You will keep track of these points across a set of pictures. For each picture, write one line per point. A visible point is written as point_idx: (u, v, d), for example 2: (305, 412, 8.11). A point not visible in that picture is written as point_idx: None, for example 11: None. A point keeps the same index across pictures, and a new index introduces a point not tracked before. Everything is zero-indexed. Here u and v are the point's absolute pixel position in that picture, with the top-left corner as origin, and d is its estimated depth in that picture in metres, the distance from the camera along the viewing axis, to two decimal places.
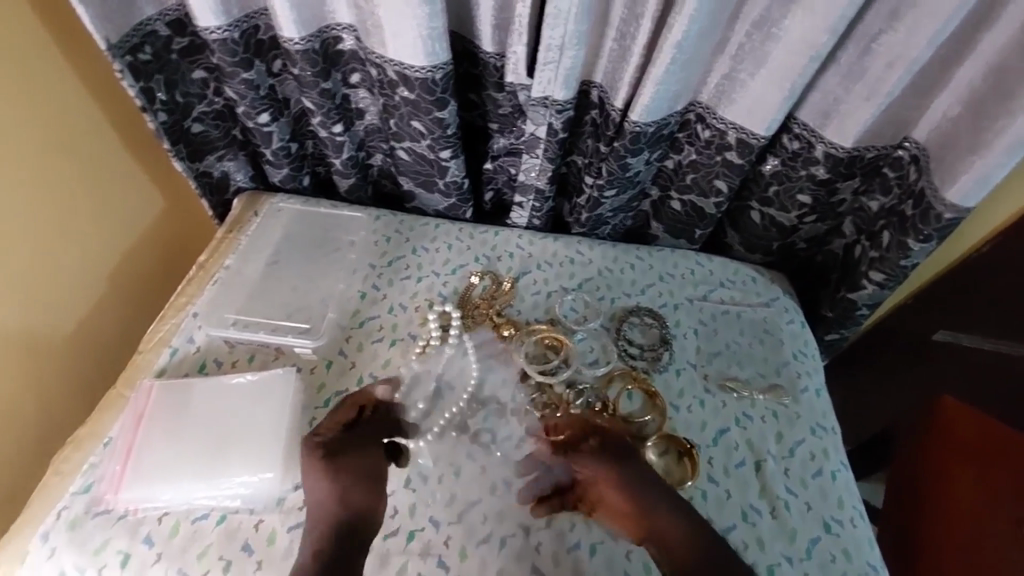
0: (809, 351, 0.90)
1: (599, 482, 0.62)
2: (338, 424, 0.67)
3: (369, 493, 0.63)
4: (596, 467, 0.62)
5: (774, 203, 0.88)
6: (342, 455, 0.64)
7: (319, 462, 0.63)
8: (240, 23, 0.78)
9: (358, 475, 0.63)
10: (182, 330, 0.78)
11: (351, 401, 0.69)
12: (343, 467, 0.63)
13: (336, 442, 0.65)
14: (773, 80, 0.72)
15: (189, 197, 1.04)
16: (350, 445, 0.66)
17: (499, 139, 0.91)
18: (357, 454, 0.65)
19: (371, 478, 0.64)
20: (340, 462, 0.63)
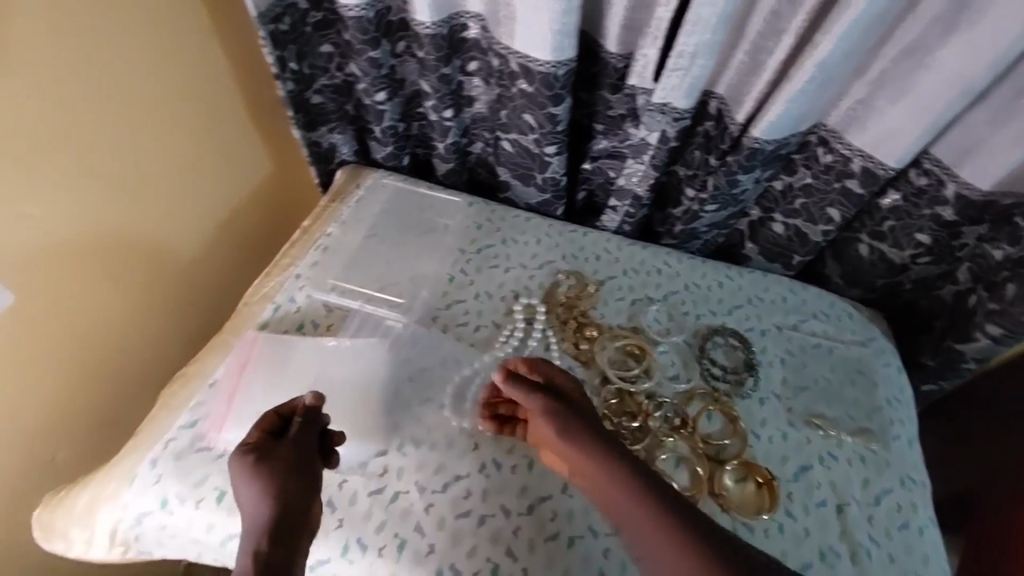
0: (903, 398, 0.85)
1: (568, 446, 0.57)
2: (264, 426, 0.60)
3: (301, 500, 0.56)
4: (564, 429, 0.58)
5: (887, 238, 0.84)
6: (265, 459, 0.57)
7: (242, 465, 0.56)
8: (376, 3, 0.80)
9: (285, 484, 0.55)
10: (285, 289, 0.82)
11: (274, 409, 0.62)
12: (268, 472, 0.56)
13: (259, 448, 0.58)
14: (916, 110, 0.68)
15: (296, 165, 1.09)
16: (277, 451, 0.58)
17: (602, 141, 0.90)
18: (282, 462, 0.57)
19: (299, 486, 0.56)
20: (264, 468, 0.56)
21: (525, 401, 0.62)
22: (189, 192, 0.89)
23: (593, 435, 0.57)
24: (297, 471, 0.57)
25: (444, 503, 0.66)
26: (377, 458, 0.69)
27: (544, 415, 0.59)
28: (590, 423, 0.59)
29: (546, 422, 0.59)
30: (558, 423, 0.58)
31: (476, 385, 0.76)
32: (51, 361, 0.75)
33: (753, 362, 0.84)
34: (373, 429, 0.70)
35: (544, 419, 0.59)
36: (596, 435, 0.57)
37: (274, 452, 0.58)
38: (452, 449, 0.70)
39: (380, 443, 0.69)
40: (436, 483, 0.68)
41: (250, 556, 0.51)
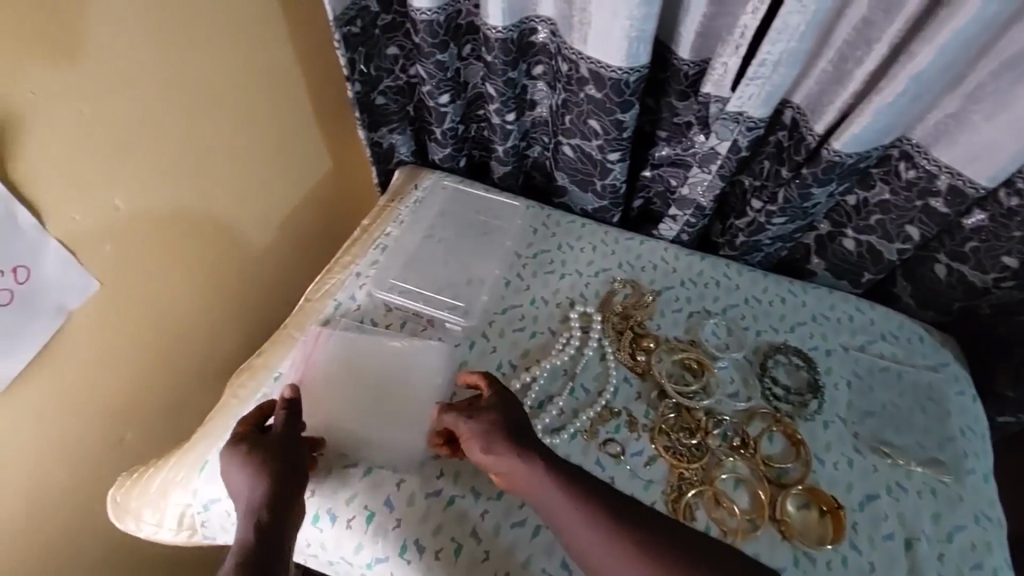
0: (979, 429, 0.81)
1: (512, 468, 0.58)
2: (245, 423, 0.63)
3: (292, 481, 0.58)
4: (506, 453, 0.58)
5: (968, 259, 0.79)
6: (251, 447, 0.59)
7: (232, 454, 0.58)
8: (447, 7, 0.81)
9: (272, 468, 0.58)
10: (346, 287, 0.83)
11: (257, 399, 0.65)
12: (254, 458, 0.58)
13: (245, 440, 0.60)
14: (1017, 126, 0.64)
15: (357, 162, 1.11)
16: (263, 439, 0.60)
17: (664, 148, 0.89)
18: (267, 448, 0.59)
19: (287, 467, 0.59)
20: (252, 455, 0.58)
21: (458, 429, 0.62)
22: (257, 185, 0.91)
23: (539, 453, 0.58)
24: (283, 455, 0.60)
25: (498, 510, 0.66)
26: (434, 460, 0.69)
27: (483, 439, 0.59)
28: (530, 440, 0.59)
29: (484, 446, 0.59)
30: (501, 446, 0.58)
31: (532, 391, 0.76)
32: (129, 343, 0.78)
33: (817, 383, 0.81)
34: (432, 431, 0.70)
35: (482, 443, 0.59)
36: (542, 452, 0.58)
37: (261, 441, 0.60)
38: None
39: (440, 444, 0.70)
40: (491, 490, 0.68)
41: (251, 529, 0.54)
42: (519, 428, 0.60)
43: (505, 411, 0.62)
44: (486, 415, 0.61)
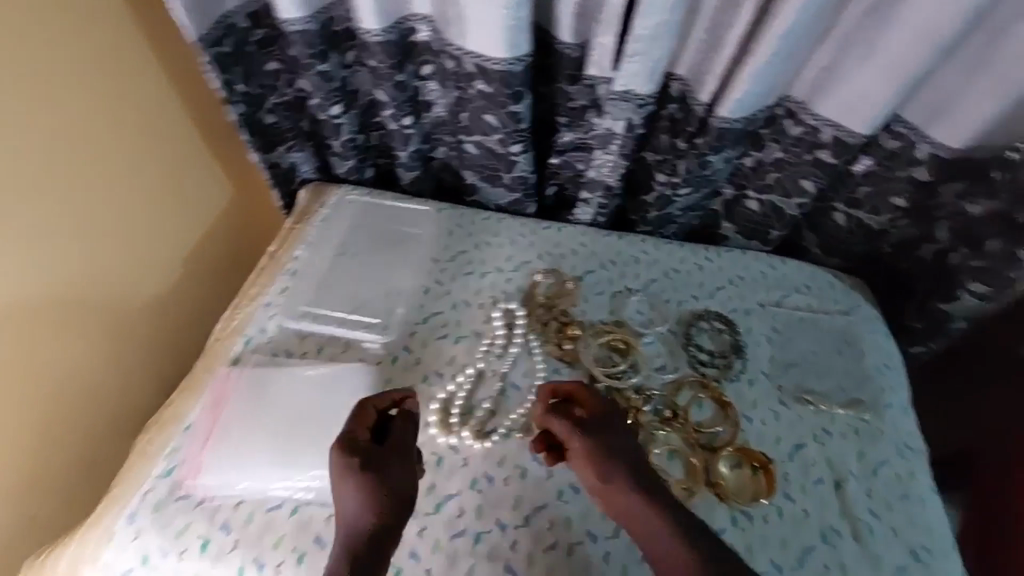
0: (893, 364, 0.85)
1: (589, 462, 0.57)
2: (360, 425, 0.60)
3: (402, 493, 0.57)
4: (603, 455, 0.57)
5: (863, 205, 0.82)
6: (360, 455, 0.57)
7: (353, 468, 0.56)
8: (318, 15, 0.77)
9: (382, 482, 0.56)
10: (255, 320, 0.80)
11: (372, 401, 0.62)
12: (362, 471, 0.56)
13: (354, 445, 0.58)
14: (885, 72, 0.66)
15: (256, 182, 1.03)
16: (369, 449, 0.58)
17: (567, 134, 0.87)
18: (375, 460, 0.57)
19: (399, 480, 0.57)
20: (365, 468, 0.56)
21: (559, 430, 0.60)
22: (148, 231, 0.85)
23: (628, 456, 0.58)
24: (397, 466, 0.58)
25: (438, 525, 0.65)
26: None
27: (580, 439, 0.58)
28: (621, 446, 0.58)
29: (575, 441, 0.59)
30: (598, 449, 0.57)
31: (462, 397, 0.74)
32: (17, 418, 0.71)
33: (739, 344, 0.83)
34: None
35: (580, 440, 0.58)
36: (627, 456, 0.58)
37: (366, 449, 0.58)
38: (440, 468, 0.69)
39: None
40: (427, 505, 0.66)
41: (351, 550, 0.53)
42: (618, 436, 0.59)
43: (608, 425, 0.59)
44: (588, 421, 0.60)
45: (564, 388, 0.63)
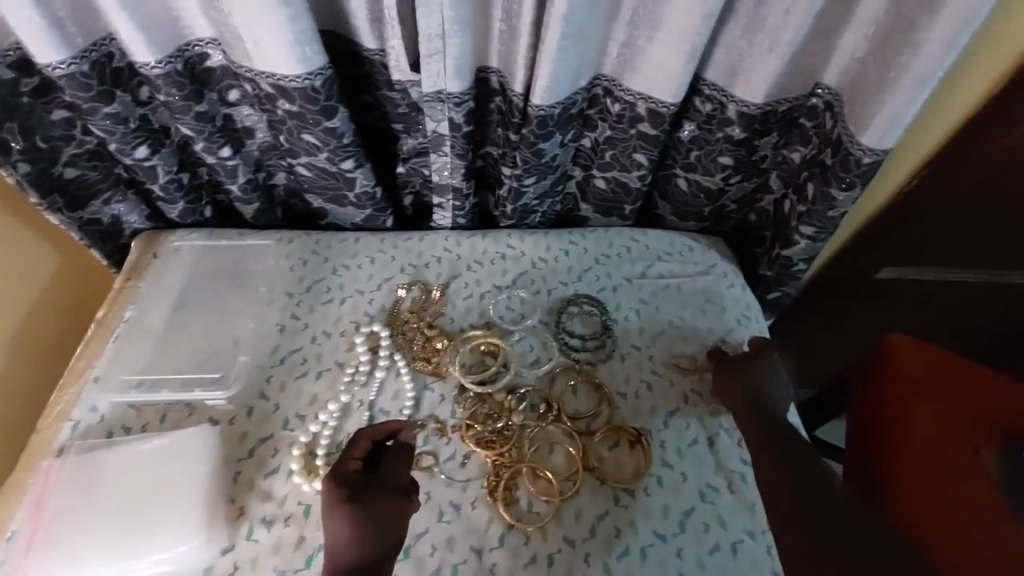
0: (752, 313, 0.87)
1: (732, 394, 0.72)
2: (356, 455, 0.62)
3: (383, 522, 0.57)
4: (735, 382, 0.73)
5: (697, 167, 0.84)
6: (347, 485, 0.59)
7: (341, 501, 0.57)
8: (87, 53, 0.70)
9: (362, 513, 0.56)
10: (83, 400, 0.72)
11: (370, 433, 0.64)
12: (346, 499, 0.57)
13: (340, 477, 0.59)
14: (672, 42, 0.67)
15: (75, 248, 0.93)
16: (358, 479, 0.60)
17: (407, 140, 0.84)
18: (362, 489, 0.58)
19: (381, 511, 0.57)
20: (350, 499, 0.57)
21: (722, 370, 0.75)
22: None
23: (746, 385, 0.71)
24: (380, 496, 0.59)
25: None
26: (223, 557, 0.62)
27: (730, 377, 0.73)
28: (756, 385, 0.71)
29: (729, 383, 0.73)
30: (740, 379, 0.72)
31: (326, 436, 0.70)
32: None
33: (608, 324, 0.83)
34: (206, 533, 0.62)
35: (728, 378, 0.73)
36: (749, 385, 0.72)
37: (354, 479, 0.59)
38: (308, 518, 0.64)
39: (225, 538, 0.62)
40: (297, 561, 0.62)
41: None
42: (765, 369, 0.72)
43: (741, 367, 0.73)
44: (735, 362, 0.74)
45: (386, 427, 0.66)
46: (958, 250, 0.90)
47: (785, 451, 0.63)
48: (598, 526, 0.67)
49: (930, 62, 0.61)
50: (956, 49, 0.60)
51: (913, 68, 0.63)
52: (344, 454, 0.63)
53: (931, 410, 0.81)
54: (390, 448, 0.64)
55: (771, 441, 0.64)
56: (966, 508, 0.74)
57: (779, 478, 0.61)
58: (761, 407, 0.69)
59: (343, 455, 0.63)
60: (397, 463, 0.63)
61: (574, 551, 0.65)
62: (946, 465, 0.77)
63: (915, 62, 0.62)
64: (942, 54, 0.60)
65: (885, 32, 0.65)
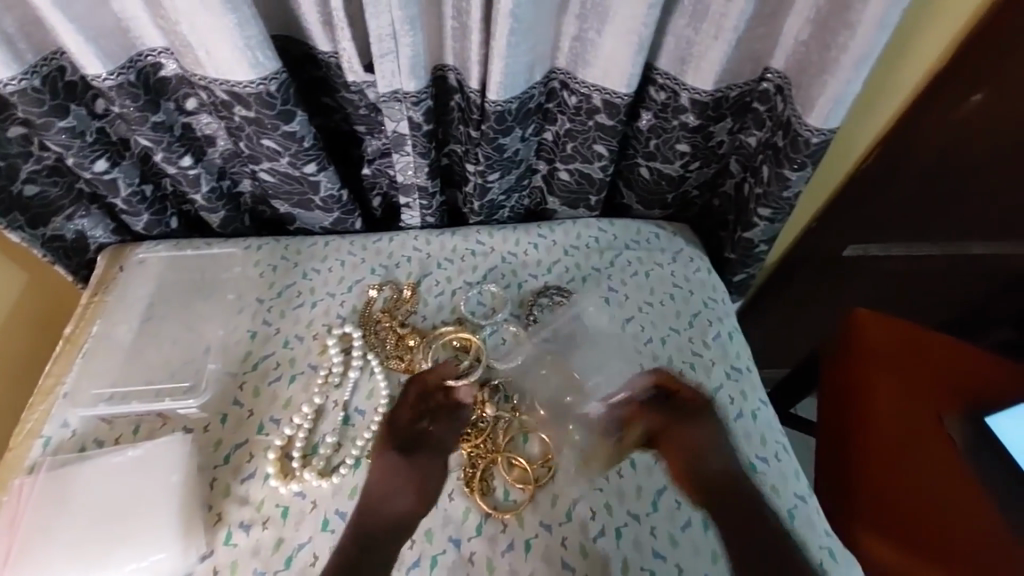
0: (718, 296, 0.89)
1: (676, 444, 0.72)
2: (407, 409, 0.73)
3: (425, 479, 0.68)
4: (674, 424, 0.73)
5: (657, 156, 0.86)
6: (394, 441, 0.71)
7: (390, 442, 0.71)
8: (38, 68, 0.69)
9: (411, 459, 0.70)
10: (53, 416, 0.72)
11: (426, 376, 0.75)
12: (399, 446, 0.70)
13: (393, 430, 0.72)
14: (621, 33, 0.68)
15: (40, 265, 0.93)
16: (408, 431, 0.72)
17: (371, 141, 0.85)
18: (414, 439, 0.71)
19: (427, 464, 0.69)
20: (399, 447, 0.70)
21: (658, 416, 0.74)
22: None
23: (692, 434, 0.72)
24: (426, 451, 0.71)
25: None
26: (202, 563, 0.62)
27: (673, 426, 0.73)
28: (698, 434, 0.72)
29: (670, 429, 0.73)
30: (686, 427, 0.72)
31: (300, 438, 0.71)
32: None
33: (578, 314, 0.84)
34: (183, 542, 0.62)
35: (675, 427, 0.73)
36: (696, 432, 0.72)
37: (402, 430, 0.72)
38: (286, 519, 0.65)
39: (203, 544, 0.63)
40: (276, 563, 0.63)
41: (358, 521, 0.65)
42: (709, 420, 0.73)
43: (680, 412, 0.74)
44: (677, 413, 0.74)
45: (439, 373, 0.76)
46: (914, 223, 0.93)
47: (734, 509, 0.67)
48: (574, 509, 0.68)
49: (866, 42, 0.63)
50: (889, 30, 0.62)
51: (852, 49, 0.65)
52: (399, 398, 0.75)
53: (900, 379, 0.84)
54: (439, 397, 0.75)
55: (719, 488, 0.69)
56: (931, 471, 0.77)
57: (745, 549, 0.65)
58: (710, 452, 0.71)
59: (398, 399, 0.75)
60: (445, 427, 0.74)
61: (551, 536, 0.66)
62: (911, 431, 0.80)
63: (853, 43, 0.64)
64: (876, 34, 0.63)
65: (825, 15, 0.67)
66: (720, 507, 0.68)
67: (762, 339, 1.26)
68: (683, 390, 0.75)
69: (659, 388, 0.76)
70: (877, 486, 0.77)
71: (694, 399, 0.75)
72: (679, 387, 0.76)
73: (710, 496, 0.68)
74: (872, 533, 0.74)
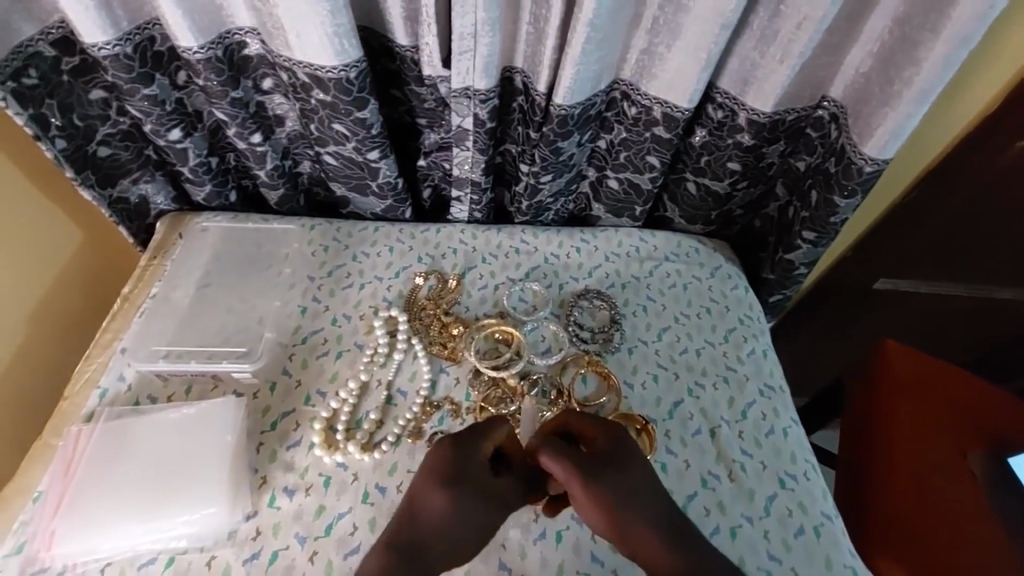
0: (755, 313, 0.90)
1: (590, 502, 0.57)
2: (489, 448, 0.62)
3: (473, 528, 0.58)
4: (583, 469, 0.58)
5: (707, 172, 0.88)
6: (464, 483, 0.59)
7: (449, 479, 0.58)
8: (131, 36, 0.73)
9: (471, 513, 0.58)
10: (111, 369, 0.75)
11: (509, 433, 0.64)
12: (472, 495, 0.58)
13: (467, 471, 0.59)
14: (689, 50, 0.71)
15: (105, 224, 0.97)
16: (483, 472, 0.60)
17: (430, 134, 0.88)
18: (489, 490, 0.60)
19: (487, 520, 0.59)
20: (456, 479, 0.58)
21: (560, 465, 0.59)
22: None
23: (612, 494, 0.57)
24: (494, 504, 0.59)
25: (330, 545, 0.64)
26: (246, 522, 0.65)
27: (581, 486, 0.57)
28: (627, 487, 0.58)
29: (577, 489, 0.58)
30: (587, 486, 0.57)
31: (345, 412, 0.73)
32: None
33: (617, 318, 0.85)
34: (230, 499, 0.64)
35: (581, 487, 0.57)
36: (612, 485, 0.58)
37: (480, 474, 0.60)
38: (328, 489, 0.68)
39: (249, 504, 0.65)
40: (317, 529, 0.65)
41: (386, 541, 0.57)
42: (626, 466, 0.59)
43: (606, 464, 0.59)
44: (587, 461, 0.59)
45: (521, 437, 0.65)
46: (952, 263, 0.94)
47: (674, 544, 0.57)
48: None
49: (929, 79, 0.66)
50: (953, 68, 0.65)
51: (914, 84, 0.67)
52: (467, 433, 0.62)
53: (926, 414, 0.83)
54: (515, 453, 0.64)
55: (643, 540, 0.57)
56: (951, 506, 0.76)
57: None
58: (636, 506, 0.58)
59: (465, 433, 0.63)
60: (521, 474, 0.63)
61: (583, 531, 0.68)
62: (935, 465, 0.79)
63: (916, 78, 0.66)
64: (939, 72, 0.65)
65: (889, 50, 0.69)
66: (642, 543, 0.57)
67: (786, 364, 1.27)
68: (586, 430, 0.63)
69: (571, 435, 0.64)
70: (899, 518, 0.77)
71: (604, 444, 0.61)
72: (581, 427, 0.63)
73: (629, 548, 0.58)
74: (890, 562, 0.75)
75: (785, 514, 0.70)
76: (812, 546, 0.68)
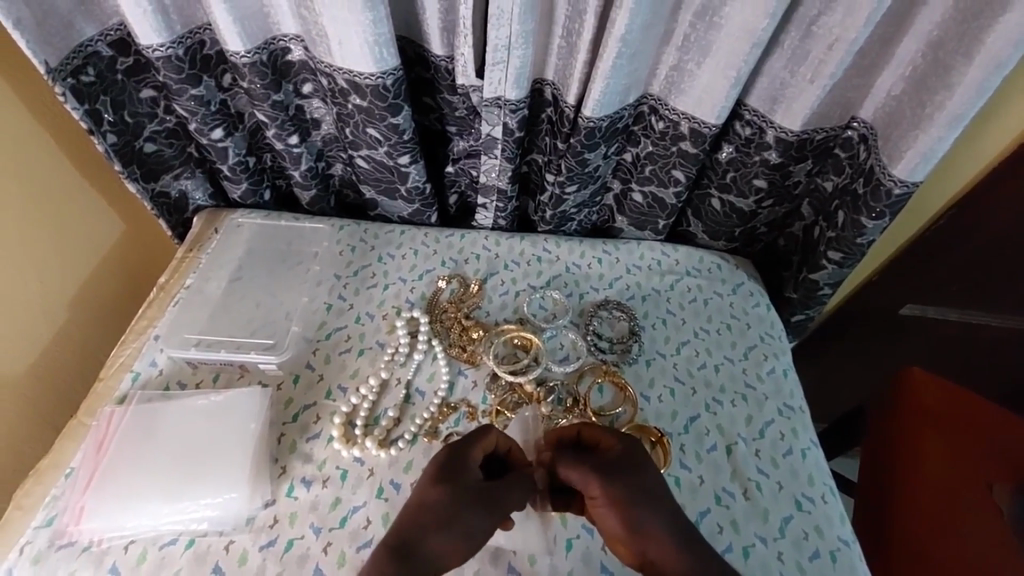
0: (776, 332, 0.89)
1: (604, 500, 0.58)
2: (480, 453, 0.62)
3: (469, 533, 0.56)
4: (596, 468, 0.59)
5: (732, 188, 0.88)
6: (454, 484, 0.59)
7: (445, 484, 0.58)
8: (183, 39, 0.77)
9: (463, 515, 0.57)
10: (144, 355, 0.78)
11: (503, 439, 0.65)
12: (460, 494, 0.58)
13: (461, 473, 0.60)
14: (719, 67, 0.72)
15: (146, 216, 1.02)
16: (476, 480, 0.60)
17: (459, 141, 0.91)
18: (480, 492, 0.59)
19: (480, 522, 0.57)
20: (451, 479, 0.59)
21: (580, 468, 0.60)
22: (26, 279, 0.82)
23: (625, 491, 0.57)
24: (488, 507, 0.58)
25: (343, 538, 0.65)
26: (264, 510, 0.66)
27: (599, 485, 0.58)
28: (638, 487, 0.58)
29: (595, 489, 0.58)
30: (605, 484, 0.58)
31: (364, 409, 0.75)
32: None
33: (636, 330, 0.86)
34: (251, 485, 0.66)
35: (598, 484, 0.58)
36: (627, 484, 0.58)
37: (472, 478, 0.60)
38: (344, 482, 0.69)
39: (268, 492, 0.67)
40: (331, 521, 0.66)
41: (386, 543, 0.55)
42: (637, 469, 0.60)
43: (619, 466, 0.59)
44: (601, 463, 0.60)
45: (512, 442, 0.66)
46: (982, 291, 0.92)
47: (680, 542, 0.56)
48: None
49: (963, 103, 0.65)
50: (987, 92, 0.64)
51: (946, 108, 0.67)
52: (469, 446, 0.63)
53: (953, 446, 0.80)
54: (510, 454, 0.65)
55: (653, 539, 0.56)
56: (975, 545, 0.72)
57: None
58: (648, 505, 0.57)
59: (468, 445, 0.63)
60: (516, 483, 0.62)
61: (594, 540, 0.68)
62: (959, 500, 0.76)
63: (949, 102, 0.66)
64: (973, 96, 0.65)
65: (922, 74, 0.69)
66: (653, 544, 0.56)
67: (809, 387, 1.25)
68: (608, 433, 0.64)
69: (583, 441, 0.65)
70: (917, 551, 0.74)
71: (617, 449, 0.61)
72: (598, 435, 0.64)
73: (638, 548, 0.57)
74: None
75: (800, 536, 0.69)
76: (827, 570, 0.67)
